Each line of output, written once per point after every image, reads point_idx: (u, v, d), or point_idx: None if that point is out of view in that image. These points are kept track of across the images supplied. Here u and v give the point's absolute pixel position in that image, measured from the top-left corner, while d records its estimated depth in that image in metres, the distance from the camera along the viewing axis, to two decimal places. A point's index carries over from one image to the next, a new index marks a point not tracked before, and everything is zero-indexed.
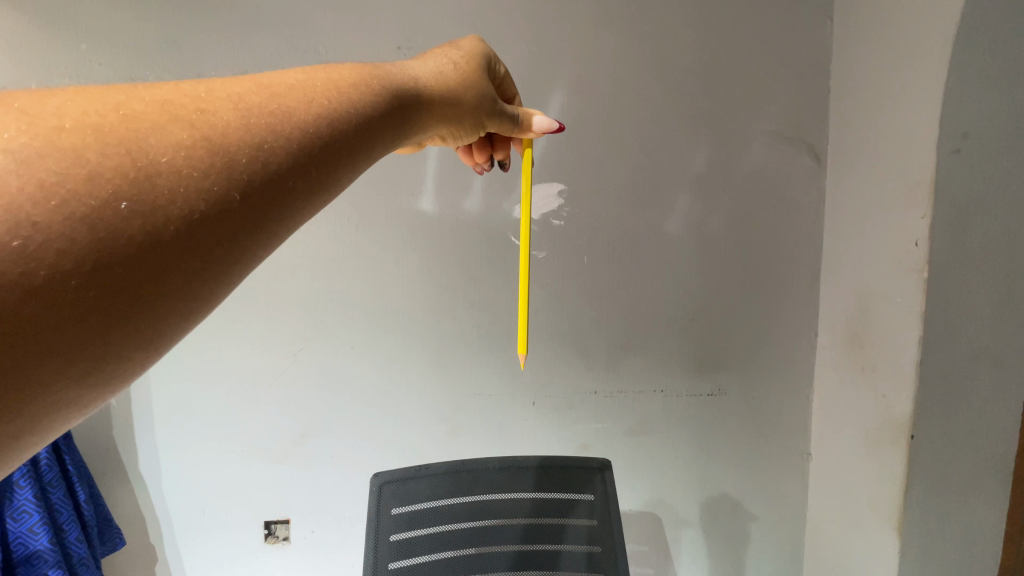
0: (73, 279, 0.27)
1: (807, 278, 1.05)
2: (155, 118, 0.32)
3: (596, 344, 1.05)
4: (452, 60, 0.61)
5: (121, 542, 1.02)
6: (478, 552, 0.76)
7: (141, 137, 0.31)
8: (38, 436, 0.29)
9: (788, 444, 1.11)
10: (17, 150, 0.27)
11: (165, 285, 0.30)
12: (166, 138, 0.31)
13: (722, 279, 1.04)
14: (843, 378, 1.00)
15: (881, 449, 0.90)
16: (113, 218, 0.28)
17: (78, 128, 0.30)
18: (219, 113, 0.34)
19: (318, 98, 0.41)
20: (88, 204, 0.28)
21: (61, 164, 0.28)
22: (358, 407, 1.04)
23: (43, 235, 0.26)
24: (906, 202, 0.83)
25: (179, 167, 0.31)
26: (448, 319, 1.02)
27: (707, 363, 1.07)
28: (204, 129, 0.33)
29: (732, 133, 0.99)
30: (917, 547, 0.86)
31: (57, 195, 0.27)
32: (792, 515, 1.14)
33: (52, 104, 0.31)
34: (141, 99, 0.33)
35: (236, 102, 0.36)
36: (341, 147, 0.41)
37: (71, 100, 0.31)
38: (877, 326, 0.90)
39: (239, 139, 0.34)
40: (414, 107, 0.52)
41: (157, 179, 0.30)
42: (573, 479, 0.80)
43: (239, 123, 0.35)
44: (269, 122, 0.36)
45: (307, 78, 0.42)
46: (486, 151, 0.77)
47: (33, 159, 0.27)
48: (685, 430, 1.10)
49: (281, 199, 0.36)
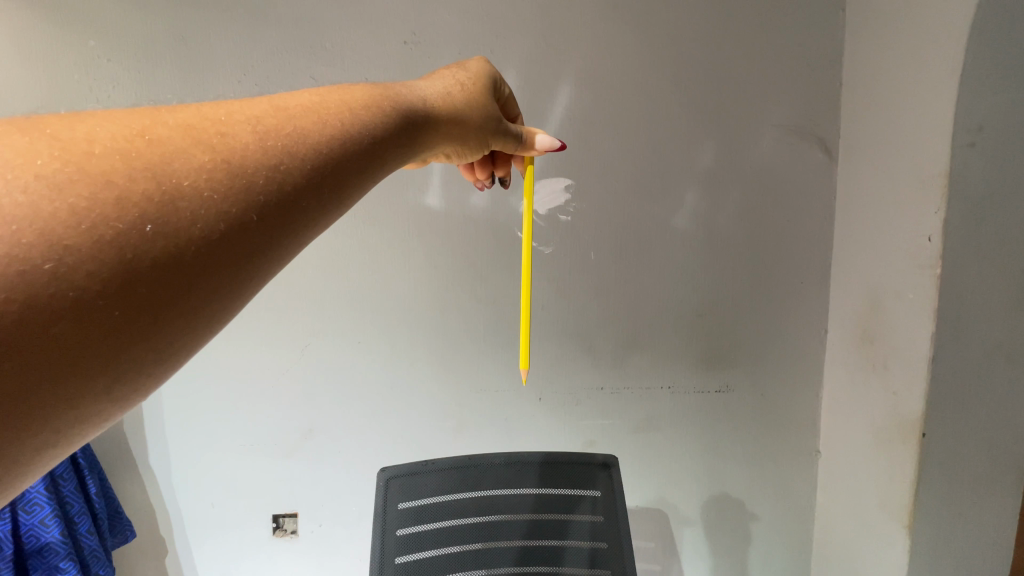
0: (100, 301, 0.27)
1: (817, 275, 1.03)
2: (178, 142, 0.32)
3: (601, 341, 1.04)
4: (460, 79, 0.61)
5: (132, 534, 1.04)
6: (484, 548, 0.76)
7: (165, 161, 0.31)
8: (56, 452, 0.29)
9: (796, 441, 1.10)
10: (49, 176, 0.28)
11: (183, 304, 0.30)
12: (189, 162, 0.32)
13: (730, 275, 1.03)
14: (853, 375, 0.99)
15: (891, 447, 0.89)
16: (138, 241, 0.28)
17: (107, 153, 0.30)
18: (237, 136, 0.35)
19: (332, 120, 0.41)
20: (116, 227, 0.28)
21: (90, 189, 0.28)
22: (364, 402, 1.04)
23: (75, 257, 0.27)
24: (918, 197, 0.82)
25: (201, 191, 0.31)
26: (454, 315, 1.02)
27: (714, 359, 1.06)
28: (224, 152, 0.33)
29: (742, 128, 0.98)
30: (926, 546, 0.86)
31: (86, 217, 0.27)
32: (800, 514, 1.14)
33: (83, 130, 0.31)
34: (165, 123, 0.34)
35: (254, 125, 0.36)
36: (353, 169, 0.41)
37: (100, 126, 0.32)
38: (887, 323, 0.89)
39: (258, 160, 0.34)
40: (423, 123, 0.52)
41: (179, 202, 0.30)
42: (576, 477, 0.80)
43: (257, 145, 0.35)
44: (285, 143, 0.36)
45: (322, 100, 0.42)
46: (487, 167, 0.77)
47: (63, 184, 0.28)
48: (691, 426, 1.09)
49: (296, 218, 0.36)
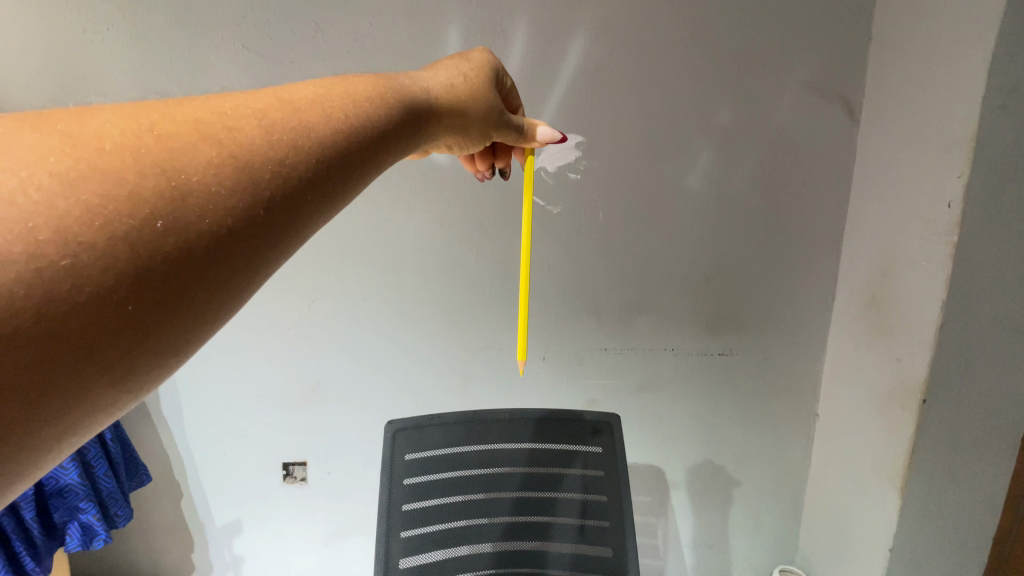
0: (113, 299, 0.27)
1: (829, 240, 1.02)
2: (187, 137, 0.32)
3: (607, 302, 1.04)
4: (463, 70, 0.59)
5: (147, 478, 1.08)
6: (485, 498, 0.79)
7: (174, 157, 0.30)
8: (75, 441, 0.29)
9: (796, 404, 1.12)
10: (62, 173, 0.27)
11: (191, 298, 0.30)
12: (197, 158, 0.31)
13: (741, 239, 1.01)
14: (858, 340, 0.99)
15: (890, 413, 0.91)
16: (150, 237, 0.28)
17: (117, 149, 0.29)
18: (244, 131, 0.34)
19: (336, 112, 0.40)
20: (129, 223, 0.28)
21: (103, 185, 0.28)
22: (370, 356, 1.06)
23: (89, 253, 0.26)
24: (940, 161, 0.80)
25: (209, 186, 0.31)
26: (460, 273, 1.01)
27: (719, 322, 1.07)
28: (232, 147, 0.33)
29: (762, 85, 0.93)
30: (917, 505, 0.89)
31: (101, 213, 0.27)
32: (795, 475, 1.17)
33: (92, 124, 0.30)
34: (172, 118, 0.33)
35: (259, 118, 0.35)
36: (356, 164, 0.40)
37: (109, 121, 0.31)
38: (897, 290, 0.89)
39: (264, 155, 0.34)
40: (426, 116, 0.50)
41: (189, 198, 0.30)
42: (578, 433, 0.82)
43: (263, 140, 0.34)
44: (291, 137, 0.36)
45: (325, 92, 0.41)
46: (488, 158, 0.76)
47: (76, 181, 0.27)
48: (693, 388, 1.11)
49: (301, 213, 0.35)
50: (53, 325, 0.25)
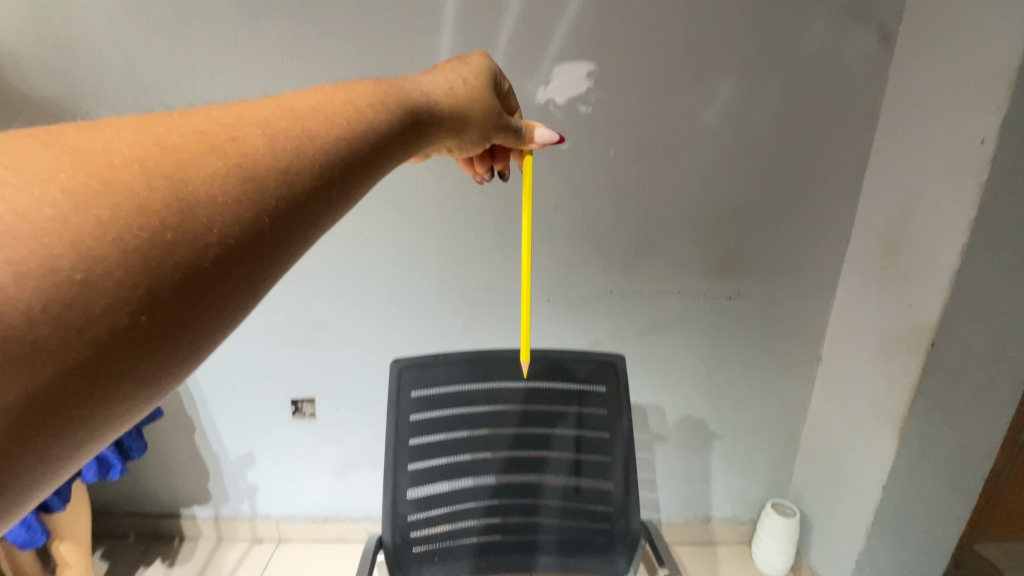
0: (119, 329, 0.24)
1: (848, 180, 0.98)
2: (194, 148, 0.28)
3: (615, 244, 1.03)
4: (464, 73, 0.55)
5: (158, 412, 1.11)
6: (489, 434, 0.81)
7: (182, 168, 0.27)
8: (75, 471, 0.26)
9: (800, 348, 1.12)
10: (69, 185, 0.24)
11: (198, 325, 0.27)
12: (205, 169, 0.28)
13: (756, 179, 0.98)
14: (870, 285, 0.98)
15: (897, 357, 0.91)
16: (160, 251, 0.25)
17: (124, 160, 0.26)
18: (251, 141, 0.31)
19: (343, 121, 0.37)
20: (139, 237, 0.25)
21: (111, 198, 0.25)
22: (375, 296, 1.06)
23: (93, 278, 0.23)
24: (979, 94, 0.75)
25: (218, 198, 0.28)
26: (462, 213, 0.99)
27: (728, 265, 1.05)
28: (240, 157, 0.30)
29: (791, 8, 0.86)
30: (916, 445, 0.91)
31: (103, 230, 0.24)
32: (792, 417, 1.20)
33: (95, 137, 0.27)
34: (177, 129, 0.30)
35: (265, 128, 0.32)
36: (363, 177, 0.37)
37: (112, 133, 0.28)
38: (916, 233, 0.87)
39: (272, 166, 0.31)
40: (431, 123, 0.47)
41: (198, 211, 0.27)
42: (584, 373, 0.82)
43: (271, 150, 0.31)
44: (299, 146, 0.32)
45: (330, 100, 0.38)
46: (486, 160, 0.70)
47: (76, 196, 0.24)
48: (697, 330, 1.11)
49: (308, 229, 0.32)
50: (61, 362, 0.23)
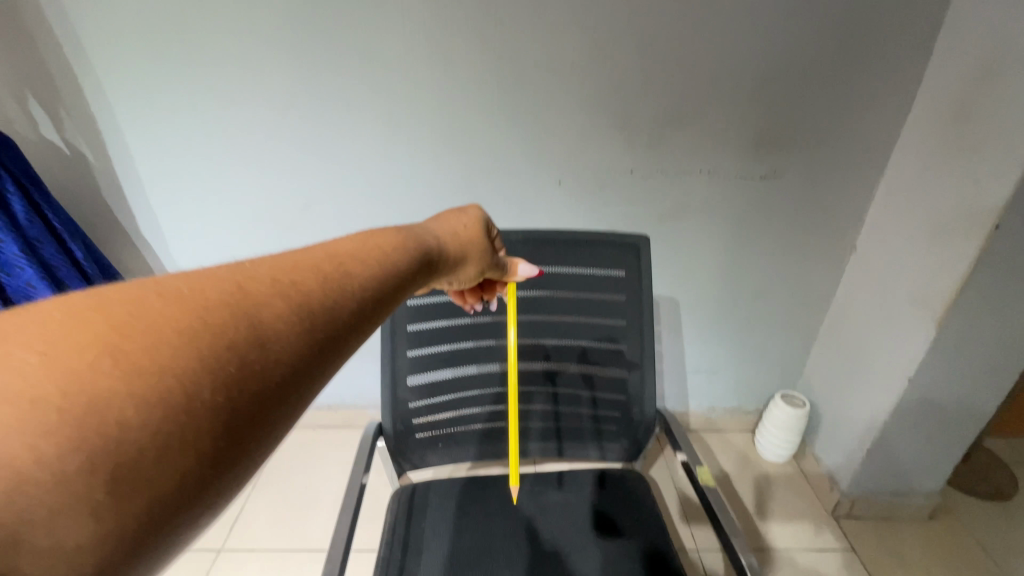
0: (192, 482, 0.21)
1: (921, 36, 0.85)
2: (271, 292, 0.26)
3: (639, 115, 0.92)
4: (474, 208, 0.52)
5: None
6: (494, 320, 0.78)
7: (261, 316, 0.25)
8: None
9: (830, 234, 1.06)
10: (159, 334, 0.21)
11: (252, 477, 0.24)
12: (279, 318, 0.25)
13: (813, 36, 0.85)
14: (930, 162, 0.88)
15: (948, 241, 0.85)
16: (228, 411, 0.23)
17: (212, 304, 0.24)
18: (321, 286, 0.28)
19: (394, 263, 0.34)
20: (217, 394, 0.22)
21: (193, 349, 0.22)
22: (376, 174, 0.99)
23: (177, 426, 0.21)
24: None
25: (287, 351, 0.25)
26: (464, 76, 0.89)
27: (766, 140, 0.95)
28: (312, 305, 0.27)
29: None
30: (957, 334, 0.88)
31: (186, 377, 0.21)
32: (807, 309, 1.17)
33: (180, 276, 0.24)
34: (255, 267, 0.27)
35: (333, 268, 0.30)
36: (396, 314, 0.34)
37: (192, 271, 0.25)
38: (998, 97, 0.76)
39: (337, 312, 0.28)
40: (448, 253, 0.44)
41: (269, 363, 0.24)
42: (603, 256, 0.77)
43: (338, 295, 0.29)
44: (360, 291, 0.30)
45: (378, 236, 0.35)
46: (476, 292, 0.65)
47: (142, 361, 0.21)
48: (721, 215, 1.04)
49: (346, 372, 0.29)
50: (104, 545, 0.20)
